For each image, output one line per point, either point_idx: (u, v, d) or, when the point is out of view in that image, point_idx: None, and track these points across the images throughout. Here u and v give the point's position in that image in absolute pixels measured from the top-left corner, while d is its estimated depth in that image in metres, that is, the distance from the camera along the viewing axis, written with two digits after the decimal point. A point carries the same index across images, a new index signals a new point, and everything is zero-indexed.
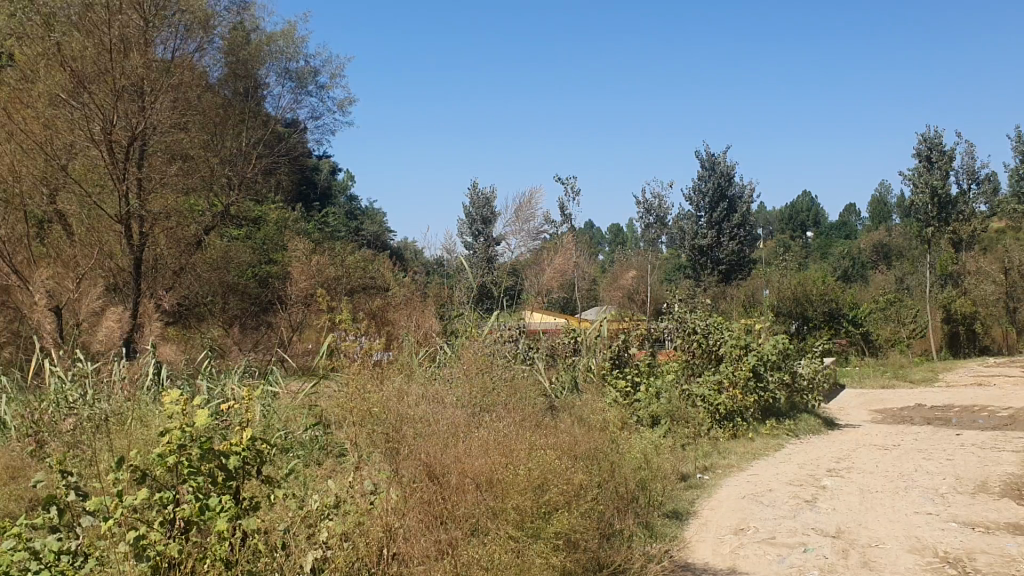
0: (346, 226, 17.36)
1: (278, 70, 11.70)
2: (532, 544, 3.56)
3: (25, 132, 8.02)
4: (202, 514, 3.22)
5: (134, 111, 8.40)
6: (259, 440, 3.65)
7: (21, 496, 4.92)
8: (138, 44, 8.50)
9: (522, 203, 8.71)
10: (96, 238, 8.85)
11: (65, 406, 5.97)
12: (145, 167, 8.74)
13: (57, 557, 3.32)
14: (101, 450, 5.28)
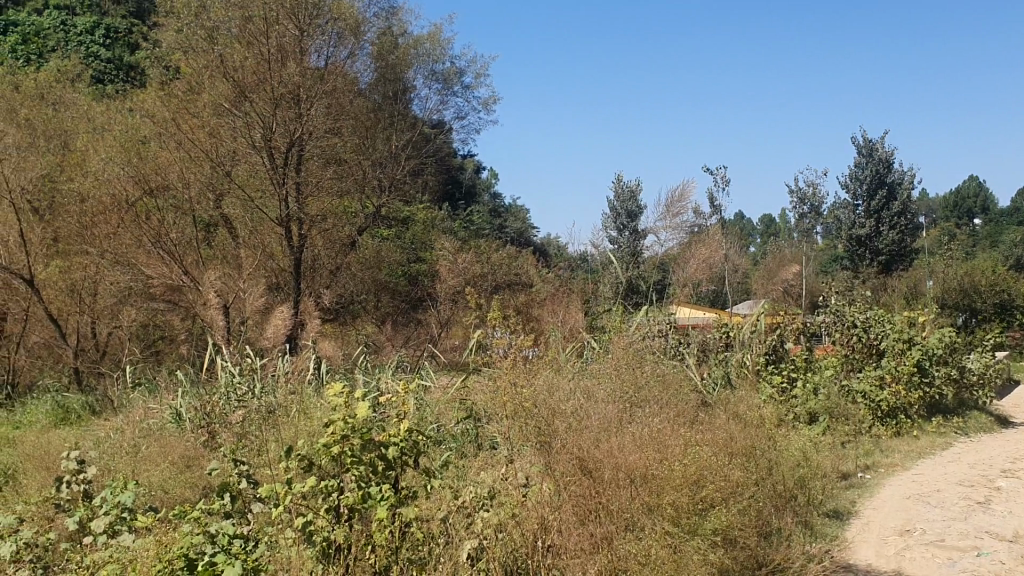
0: (491, 222, 17.58)
1: (425, 73, 11.91)
2: (688, 540, 3.54)
3: (192, 141, 8.71)
4: (364, 502, 3.37)
5: (292, 118, 8.70)
6: (417, 431, 3.75)
7: (196, 483, 5.22)
8: (294, 53, 8.76)
9: (674, 196, 8.59)
10: (258, 241, 9.33)
11: (235, 400, 6.34)
12: (302, 172, 9.07)
13: (231, 541, 3.50)
14: (268, 440, 5.56)
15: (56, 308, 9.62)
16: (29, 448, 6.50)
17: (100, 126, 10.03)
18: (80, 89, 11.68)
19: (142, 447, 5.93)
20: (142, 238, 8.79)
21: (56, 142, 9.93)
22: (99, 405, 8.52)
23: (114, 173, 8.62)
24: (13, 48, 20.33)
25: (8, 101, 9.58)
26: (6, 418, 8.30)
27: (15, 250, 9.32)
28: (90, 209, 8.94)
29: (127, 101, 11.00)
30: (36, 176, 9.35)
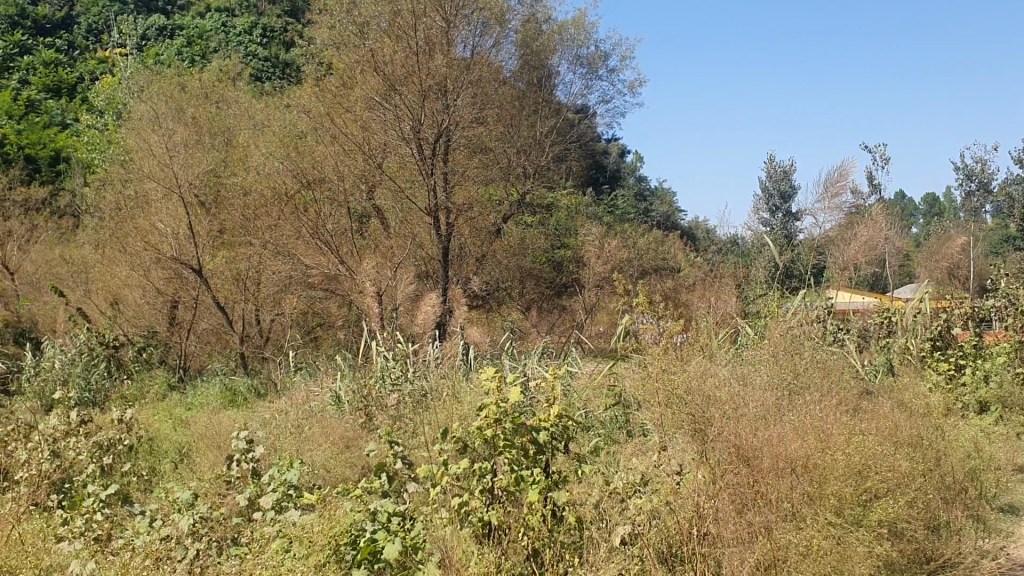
0: (637, 206, 17.45)
1: (569, 58, 11.83)
2: (853, 531, 3.44)
3: (346, 134, 9.21)
4: (518, 484, 3.48)
5: (439, 110, 8.73)
6: (567, 417, 3.82)
7: (355, 463, 5.42)
8: (441, 44, 8.81)
9: (834, 176, 8.30)
10: (408, 231, 9.60)
11: (389, 383, 6.61)
12: (449, 162, 9.15)
13: (390, 519, 3.61)
14: (422, 423, 5.72)
15: (221, 296, 10.18)
16: (201, 429, 6.90)
17: (262, 123, 10.59)
18: (241, 86, 12.29)
19: (304, 428, 6.20)
20: (301, 229, 9.23)
21: (220, 139, 10.46)
22: (264, 388, 8.97)
23: (273, 168, 9.28)
24: (179, 50, 21.74)
25: (177, 101, 10.18)
26: (180, 399, 8.84)
27: (186, 242, 9.78)
28: (253, 202, 9.69)
29: (285, 98, 11.49)
30: (203, 174, 9.93)
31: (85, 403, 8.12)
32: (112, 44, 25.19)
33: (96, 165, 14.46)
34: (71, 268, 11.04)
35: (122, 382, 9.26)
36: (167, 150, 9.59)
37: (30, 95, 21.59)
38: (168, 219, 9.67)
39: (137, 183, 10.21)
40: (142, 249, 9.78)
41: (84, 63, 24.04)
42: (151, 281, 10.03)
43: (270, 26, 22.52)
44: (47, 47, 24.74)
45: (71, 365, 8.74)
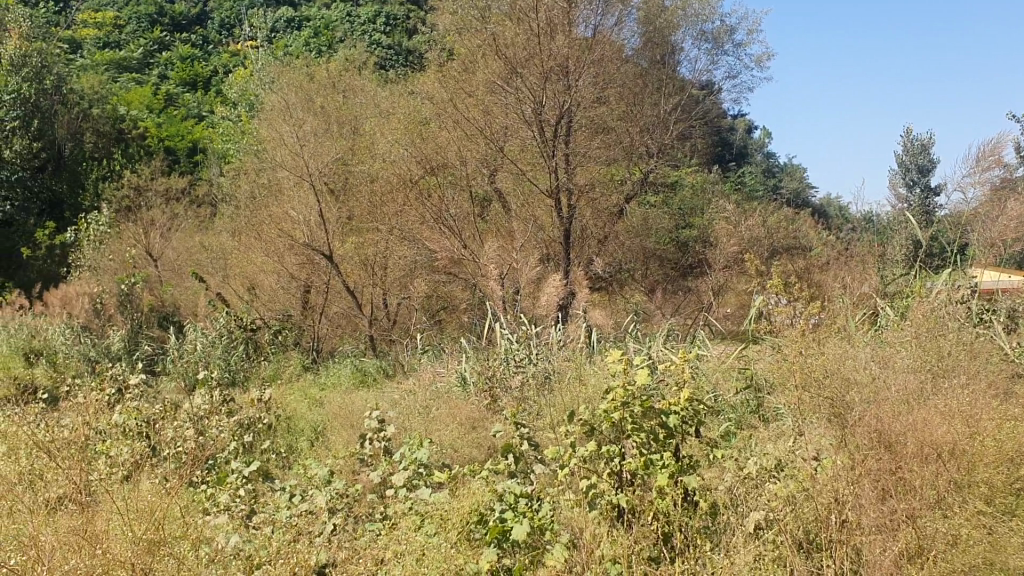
0: (764, 184, 16.99)
1: (694, 34, 11.52)
2: (1006, 520, 3.26)
3: (467, 119, 9.17)
4: (646, 468, 3.50)
5: (560, 91, 8.61)
6: (697, 400, 3.76)
7: (481, 444, 5.49)
8: (562, 25, 8.61)
9: (989, 148, 7.95)
10: (529, 213, 9.54)
11: (513, 365, 6.62)
12: (570, 142, 8.97)
13: (517, 500, 3.67)
14: (548, 404, 5.73)
15: (350, 280, 10.47)
16: (334, 408, 7.14)
17: (387, 111, 10.77)
18: (367, 75, 12.54)
19: (432, 408, 6.32)
20: (424, 213, 9.41)
21: (347, 128, 10.70)
22: (392, 368, 9.19)
23: (399, 155, 9.54)
24: (307, 42, 22.43)
25: (305, 92, 10.56)
26: (314, 380, 9.17)
27: (316, 229, 10.04)
28: (381, 189, 9.96)
29: (409, 85, 11.66)
30: (332, 162, 10.17)
31: (225, 383, 8.50)
32: (243, 37, 26.18)
33: (231, 154, 15.07)
34: (209, 255, 11.57)
35: (259, 363, 9.67)
36: (297, 140, 9.88)
37: (169, 90, 22.67)
38: (301, 208, 9.92)
39: (272, 173, 10.62)
40: (275, 234, 10.09)
41: (218, 57, 25.09)
42: (285, 265, 10.31)
43: (393, 13, 22.92)
44: (184, 43, 25.93)
45: (212, 347, 9.16)
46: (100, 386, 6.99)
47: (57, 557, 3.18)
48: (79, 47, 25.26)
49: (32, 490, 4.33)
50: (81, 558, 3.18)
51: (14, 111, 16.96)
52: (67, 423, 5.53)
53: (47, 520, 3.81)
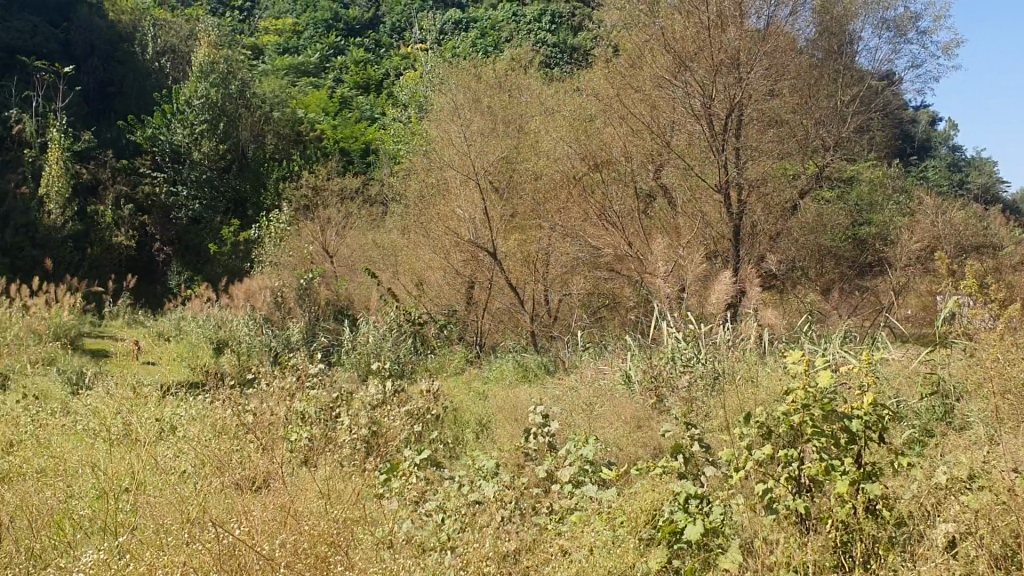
0: (949, 179, 16.03)
1: (874, 22, 10.83)
2: None
3: (634, 115, 9.23)
4: (826, 474, 3.37)
5: (732, 83, 8.39)
6: (882, 406, 3.59)
7: (648, 443, 5.39)
8: (733, 17, 8.42)
9: None
10: (696, 209, 9.25)
11: (681, 364, 6.52)
12: (742, 137, 8.72)
13: (688, 501, 3.59)
14: (719, 406, 5.59)
15: (513, 277, 10.60)
16: (499, 402, 7.25)
17: (553, 111, 10.96)
18: (534, 74, 12.64)
19: (596, 405, 6.32)
20: (589, 211, 9.51)
21: (513, 127, 10.84)
22: (554, 365, 9.22)
23: (565, 152, 9.75)
24: (474, 43, 22.90)
25: (474, 92, 10.77)
26: (479, 373, 9.34)
27: (483, 226, 10.21)
28: (545, 186, 10.20)
29: (576, 82, 11.76)
30: (497, 160, 10.33)
31: (396, 374, 8.79)
32: (413, 39, 26.99)
33: (403, 154, 15.54)
34: (381, 252, 12.00)
35: (426, 356, 9.94)
36: (464, 140, 10.13)
37: (344, 93, 23.63)
38: (467, 205, 10.15)
39: (440, 172, 10.90)
40: (444, 232, 10.39)
41: (389, 59, 25.93)
42: (451, 262, 10.63)
43: (558, 11, 22.88)
44: (357, 48, 26.96)
45: (382, 339, 9.49)
46: (282, 374, 7.36)
47: (270, 530, 3.37)
48: (262, 54, 26.76)
49: (229, 470, 4.60)
50: (289, 532, 3.36)
51: (203, 115, 18.30)
52: (254, 408, 5.86)
53: (254, 498, 4.03)
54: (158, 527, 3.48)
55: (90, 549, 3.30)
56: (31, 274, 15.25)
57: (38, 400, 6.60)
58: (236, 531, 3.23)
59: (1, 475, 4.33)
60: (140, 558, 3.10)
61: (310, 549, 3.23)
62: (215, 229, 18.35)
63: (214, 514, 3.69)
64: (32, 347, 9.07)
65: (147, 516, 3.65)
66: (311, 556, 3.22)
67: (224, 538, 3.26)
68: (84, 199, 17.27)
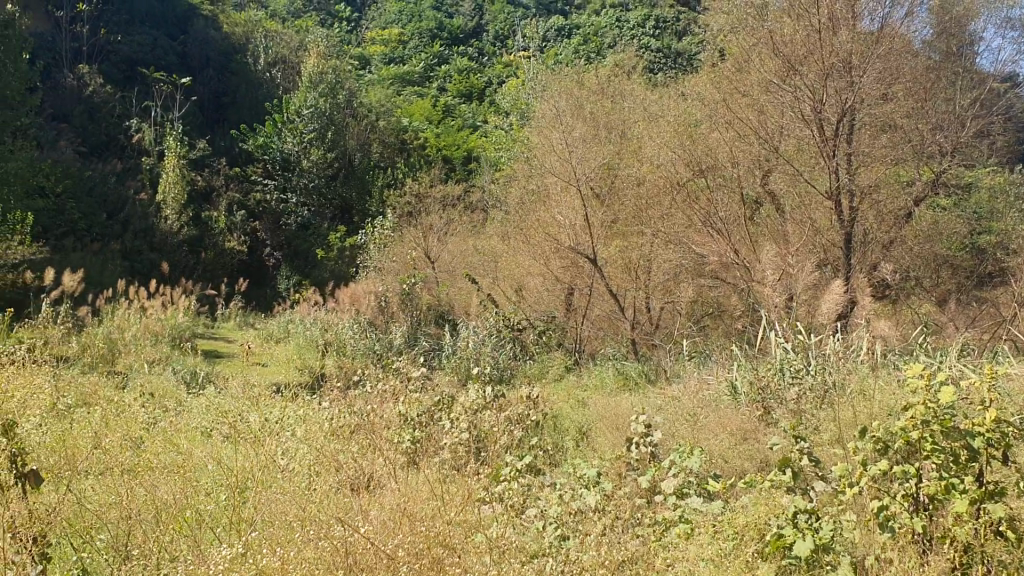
0: None
1: (997, 21, 10.53)
2: None
3: (740, 119, 9.03)
4: (947, 492, 3.25)
5: (843, 88, 8.12)
6: (1010, 424, 3.38)
7: (754, 456, 5.26)
8: (845, 19, 8.13)
9: None
10: (805, 216, 9.12)
11: (789, 376, 6.38)
12: (853, 142, 8.40)
13: (797, 517, 3.49)
14: (830, 419, 5.44)
15: (614, 284, 10.46)
16: (600, 411, 7.19)
17: (655, 116, 10.84)
18: (637, 80, 12.59)
19: (700, 416, 6.20)
20: (693, 217, 9.46)
21: (616, 132, 10.86)
22: (655, 374, 9.11)
23: (668, 157, 9.61)
24: (576, 49, 22.99)
25: (577, 99, 10.78)
26: (578, 381, 9.30)
27: (583, 233, 10.17)
28: (646, 193, 10.08)
29: (680, 87, 11.71)
30: (599, 166, 10.26)
31: (496, 380, 8.81)
32: (516, 47, 27.21)
33: (505, 161, 15.64)
34: (482, 258, 12.09)
35: (525, 363, 9.94)
36: (566, 145, 10.12)
37: (447, 101, 23.93)
38: (567, 211, 10.22)
39: (543, 178, 10.96)
40: (544, 239, 10.50)
41: (492, 67, 26.14)
42: (551, 269, 10.69)
43: (662, 15, 22.66)
44: (460, 56, 27.34)
45: (482, 345, 9.53)
46: (386, 378, 7.47)
47: (388, 531, 3.43)
48: (368, 64, 27.40)
49: (335, 471, 4.67)
50: (406, 532, 3.41)
51: (312, 124, 19.10)
52: (359, 411, 5.98)
53: (368, 498, 4.11)
54: (280, 523, 3.57)
55: (219, 543, 3.40)
56: (149, 277, 15.92)
57: (154, 396, 6.87)
58: (359, 530, 3.30)
59: (136, 462, 4.50)
60: (272, 552, 3.18)
61: (426, 550, 3.26)
62: (322, 235, 18.79)
63: (330, 513, 3.75)
64: (150, 347, 9.44)
65: (265, 512, 3.73)
66: (424, 553, 3.27)
67: (347, 537, 3.32)
68: (198, 206, 17.92)
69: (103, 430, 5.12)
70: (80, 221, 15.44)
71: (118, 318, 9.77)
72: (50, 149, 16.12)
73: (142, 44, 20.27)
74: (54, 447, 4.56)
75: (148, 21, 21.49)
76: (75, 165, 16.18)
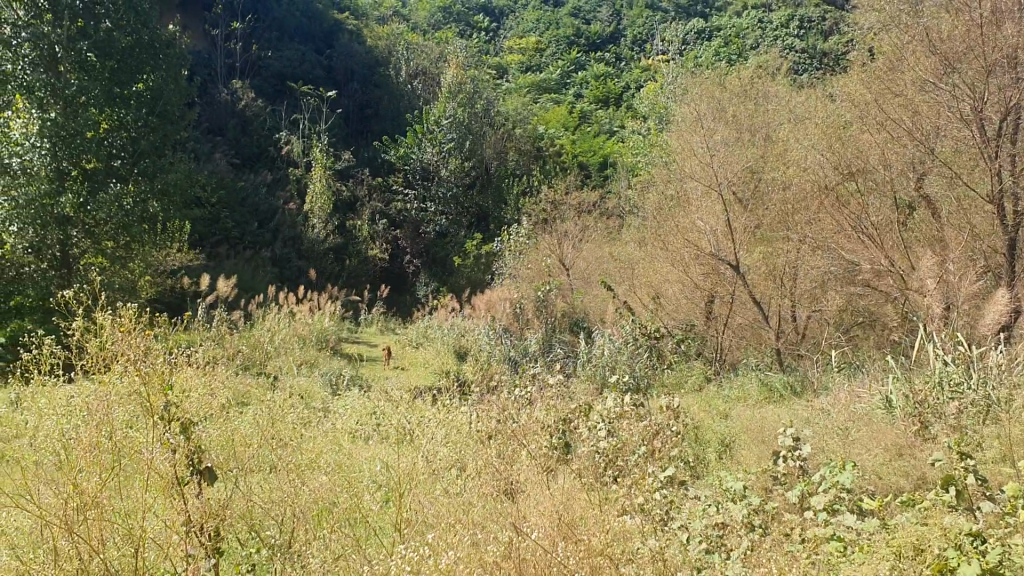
0: None
1: None
2: None
3: (893, 120, 8.69)
4: None
5: (1007, 84, 7.60)
6: None
7: (909, 473, 5.01)
8: (1009, 12, 7.64)
9: None
10: (965, 221, 8.46)
11: (948, 390, 6.03)
12: (1018, 142, 7.81)
13: (964, 540, 3.30)
14: (996, 436, 5.12)
15: (758, 291, 10.21)
16: (743, 422, 7.04)
17: (801, 117, 10.82)
18: (779, 82, 12.35)
19: (851, 430, 5.98)
20: (841, 222, 9.07)
21: (759, 135, 10.70)
22: (800, 385, 8.82)
23: (817, 160, 9.45)
24: (718, 53, 22.71)
25: (718, 102, 10.73)
26: (719, 391, 9.11)
27: (725, 239, 9.94)
28: (793, 196, 9.85)
29: (827, 88, 11.44)
30: (742, 170, 10.09)
31: (635, 388, 8.73)
32: (655, 50, 26.97)
33: (643, 166, 15.53)
34: (621, 267, 12.10)
35: (664, 371, 9.81)
36: (707, 149, 9.96)
37: (584, 107, 23.98)
38: (707, 217, 9.93)
39: (683, 183, 10.89)
40: (683, 245, 10.31)
41: (630, 72, 26.01)
42: (690, 276, 10.48)
43: (807, 15, 21.64)
44: (598, 62, 27.38)
45: (618, 353, 9.48)
46: (524, 384, 7.55)
47: (552, 536, 3.43)
48: (506, 72, 27.82)
49: (484, 474, 4.73)
50: (567, 541, 3.39)
51: (451, 134, 19.49)
52: (499, 414, 6.06)
53: (516, 503, 4.12)
54: (443, 525, 3.61)
55: (389, 547, 3.49)
56: (297, 283, 16.57)
57: (303, 398, 7.17)
58: (527, 537, 3.31)
59: (295, 455, 4.68)
60: (436, 553, 3.20)
61: (588, 555, 3.23)
62: (459, 243, 19.10)
63: (487, 517, 3.78)
64: (298, 350, 9.83)
65: (423, 514, 3.80)
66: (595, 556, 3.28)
67: (512, 540, 3.34)
68: (343, 215, 18.55)
69: (260, 422, 5.37)
70: (234, 230, 16.27)
71: (269, 322, 10.23)
72: (207, 161, 17.05)
73: (291, 60, 21.20)
74: (232, 437, 4.87)
75: (297, 38, 22.48)
76: (229, 177, 17.04)
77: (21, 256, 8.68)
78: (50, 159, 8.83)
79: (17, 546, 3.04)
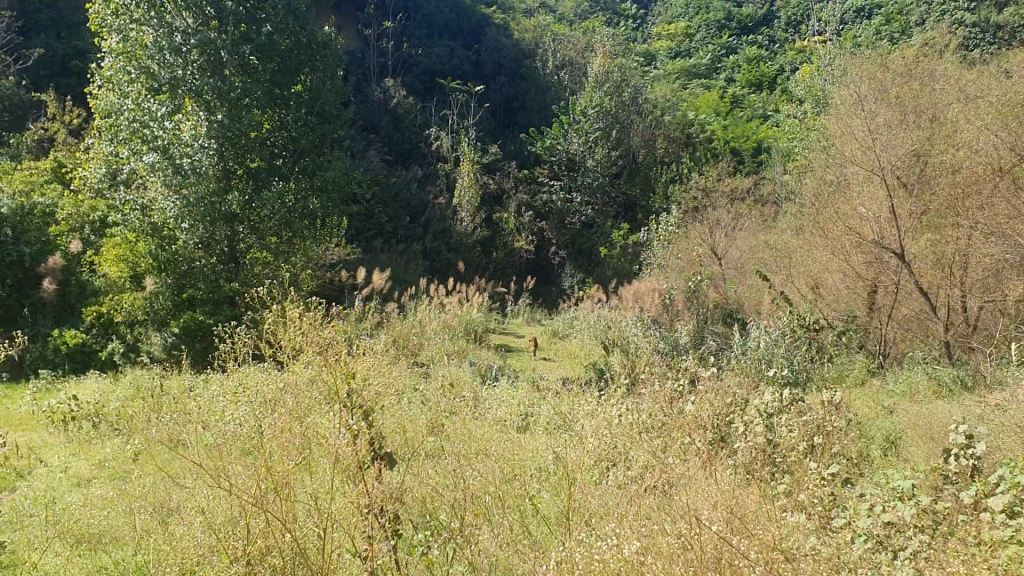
0: None
1: None
2: None
3: None
4: None
5: None
6: None
7: None
8: None
9: None
10: None
11: None
12: None
13: None
14: None
15: (925, 282, 9.66)
16: (909, 418, 6.74)
17: (973, 98, 10.22)
18: (948, 59, 11.75)
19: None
20: (1014, 205, 8.51)
21: (925, 117, 10.25)
22: (972, 380, 8.33)
23: (991, 141, 9.10)
24: (879, 31, 21.84)
25: (879, 84, 10.92)
26: (883, 385, 8.70)
27: (889, 227, 9.55)
28: (964, 181, 9.21)
29: (999, 66, 10.92)
30: (908, 153, 9.73)
31: (792, 381, 8.45)
32: (811, 31, 26.04)
33: (799, 151, 15.05)
34: (776, 255, 11.88)
35: (824, 364, 9.47)
36: (868, 133, 9.73)
37: (735, 92, 23.44)
38: (871, 204, 9.62)
39: (840, 167, 10.75)
40: (843, 232, 10.01)
41: (784, 54, 25.21)
42: (850, 264, 10.13)
43: None
44: (749, 45, 26.76)
45: (775, 345, 9.15)
46: (675, 375, 7.46)
47: (727, 532, 3.32)
48: (654, 59, 27.70)
49: (646, 469, 4.68)
50: (744, 535, 3.29)
51: (597, 124, 19.45)
52: (651, 407, 6.03)
53: (671, 498, 4.03)
54: (619, 515, 3.57)
55: (555, 540, 3.52)
56: (446, 275, 16.87)
57: (456, 386, 7.36)
58: (706, 529, 3.21)
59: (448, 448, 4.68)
60: (595, 548, 3.18)
61: (762, 548, 3.16)
62: (606, 234, 19.00)
63: (653, 510, 3.75)
64: (448, 341, 10.03)
65: (588, 505, 3.79)
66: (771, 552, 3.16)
67: (677, 533, 3.30)
68: (491, 207, 18.83)
69: (418, 412, 5.52)
70: (387, 224, 16.75)
71: (421, 314, 10.46)
72: (361, 158, 17.62)
73: (440, 57, 21.79)
74: (405, 421, 5.06)
75: (445, 34, 23.39)
76: (382, 174, 17.57)
77: (193, 251, 9.35)
78: (217, 158, 9.33)
79: (211, 523, 3.23)
